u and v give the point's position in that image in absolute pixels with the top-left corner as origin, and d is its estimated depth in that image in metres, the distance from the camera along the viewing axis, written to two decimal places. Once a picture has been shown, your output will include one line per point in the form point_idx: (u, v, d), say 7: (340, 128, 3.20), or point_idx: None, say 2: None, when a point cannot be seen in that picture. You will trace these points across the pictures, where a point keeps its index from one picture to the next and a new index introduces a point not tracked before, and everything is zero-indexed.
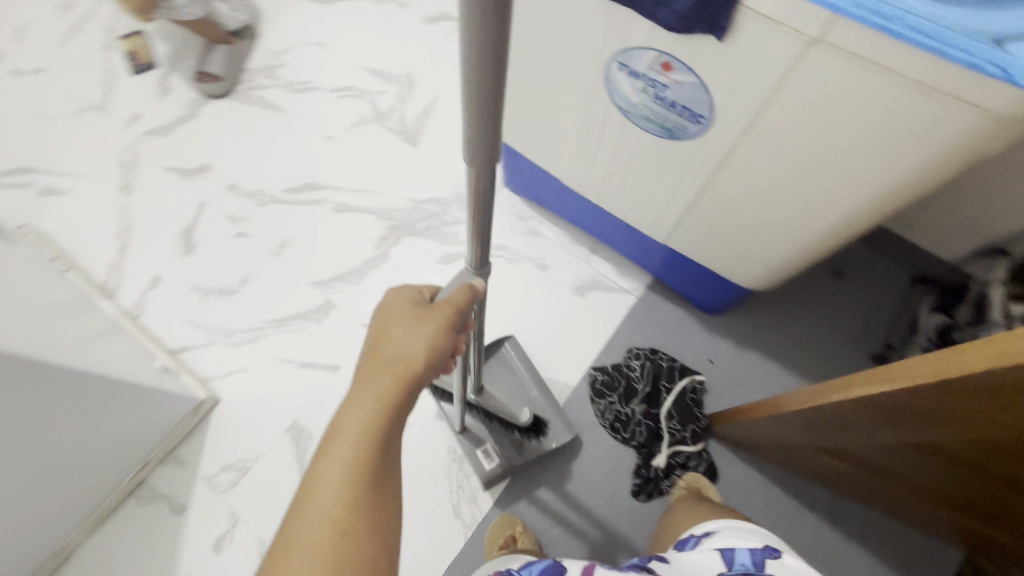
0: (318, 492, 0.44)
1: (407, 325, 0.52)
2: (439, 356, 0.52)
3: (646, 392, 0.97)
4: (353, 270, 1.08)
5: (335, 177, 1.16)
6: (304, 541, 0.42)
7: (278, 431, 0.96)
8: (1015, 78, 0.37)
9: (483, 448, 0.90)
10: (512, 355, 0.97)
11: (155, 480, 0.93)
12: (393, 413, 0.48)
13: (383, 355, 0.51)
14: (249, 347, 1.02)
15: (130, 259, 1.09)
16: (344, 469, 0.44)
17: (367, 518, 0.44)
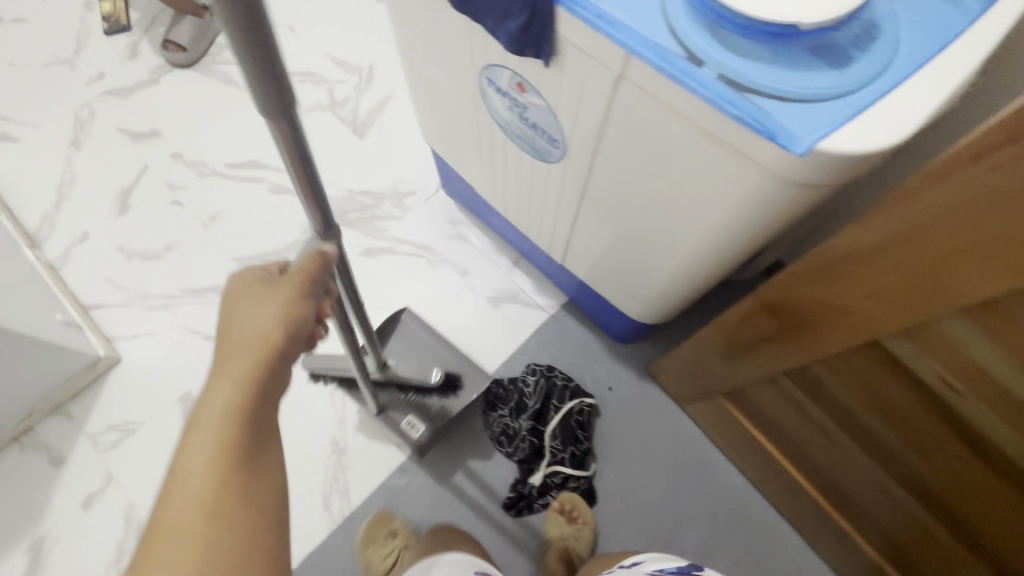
0: (178, 486, 0.40)
1: (256, 300, 0.46)
2: (301, 325, 0.46)
3: (536, 409, 0.94)
4: (277, 251, 1.09)
5: (279, 158, 1.18)
6: (168, 539, 0.38)
7: (170, 399, 0.97)
8: (776, 137, 0.38)
9: (407, 422, 0.88)
10: (411, 325, 0.96)
11: (42, 430, 0.95)
12: (257, 393, 0.43)
13: (232, 339, 0.44)
14: (160, 313, 1.04)
15: (65, 212, 1.12)
16: (209, 465, 0.41)
17: (241, 494, 0.41)
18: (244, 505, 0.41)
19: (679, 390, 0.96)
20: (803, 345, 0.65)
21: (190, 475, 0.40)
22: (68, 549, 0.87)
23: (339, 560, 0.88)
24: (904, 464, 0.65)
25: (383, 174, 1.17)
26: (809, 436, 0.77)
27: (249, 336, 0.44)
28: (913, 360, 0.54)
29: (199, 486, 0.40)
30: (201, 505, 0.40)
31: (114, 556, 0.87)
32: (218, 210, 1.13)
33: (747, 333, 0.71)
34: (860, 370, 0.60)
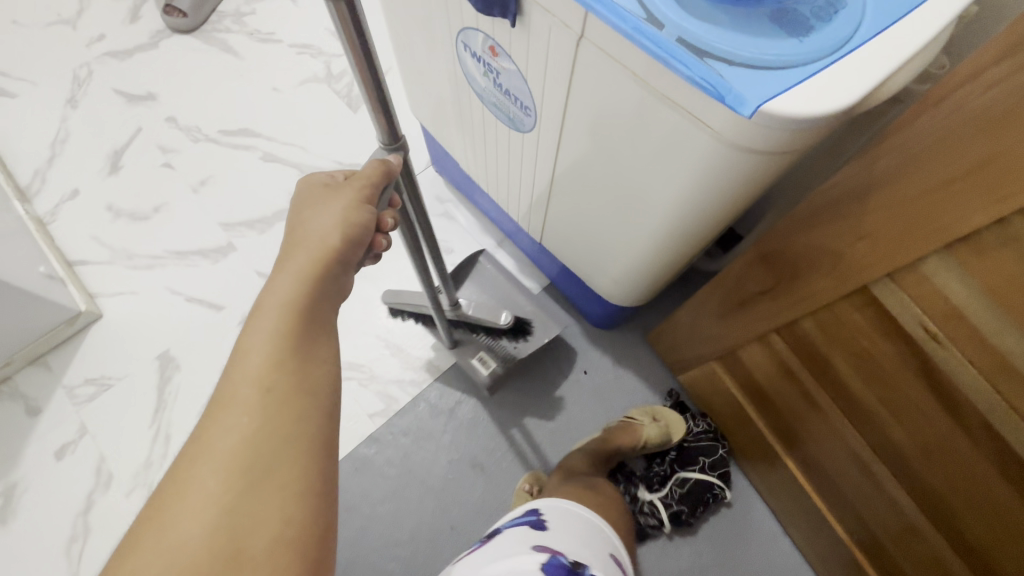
0: (243, 355, 0.39)
1: (325, 204, 0.46)
2: (359, 234, 0.46)
3: (688, 454, 0.92)
4: (263, 219, 1.10)
5: (273, 127, 1.19)
6: (229, 402, 0.37)
7: (148, 357, 0.98)
8: (724, 96, 0.38)
9: (479, 356, 0.91)
10: (489, 266, 0.97)
11: (20, 379, 0.96)
12: (314, 291, 0.42)
13: (296, 237, 0.44)
14: (143, 273, 1.05)
15: (57, 169, 1.13)
16: (269, 354, 0.38)
17: (297, 370, 0.39)
18: (302, 397, 0.38)
19: (682, 361, 0.94)
20: (793, 299, 0.64)
21: (247, 362, 0.38)
22: (38, 497, 0.88)
23: None
24: (884, 436, 0.62)
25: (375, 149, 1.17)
26: (797, 409, 0.73)
27: (312, 237, 0.44)
28: (896, 308, 0.52)
29: (257, 373, 0.38)
30: (261, 372, 0.38)
31: (81, 506, 0.88)
32: (208, 175, 1.14)
33: (744, 289, 0.71)
34: (847, 324, 0.59)
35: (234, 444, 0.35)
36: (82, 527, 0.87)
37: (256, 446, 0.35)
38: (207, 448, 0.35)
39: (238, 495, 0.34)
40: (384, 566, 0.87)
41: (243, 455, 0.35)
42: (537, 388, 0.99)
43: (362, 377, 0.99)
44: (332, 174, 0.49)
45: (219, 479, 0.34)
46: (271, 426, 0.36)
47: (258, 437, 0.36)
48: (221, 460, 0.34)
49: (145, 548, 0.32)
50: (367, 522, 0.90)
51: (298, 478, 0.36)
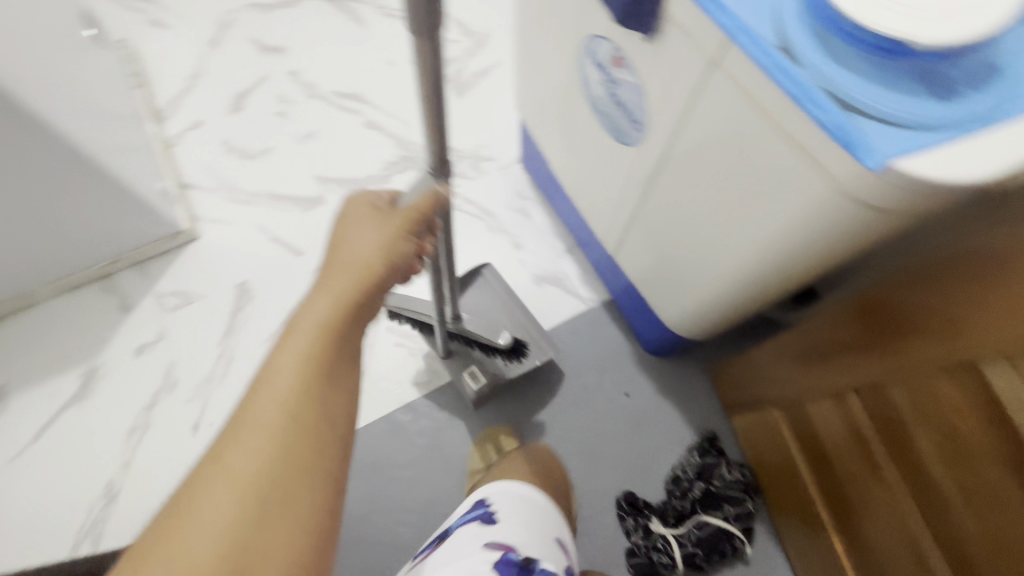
0: (270, 377, 0.42)
1: (367, 230, 0.51)
2: (399, 259, 0.51)
3: (716, 497, 0.89)
4: (354, 180, 1.16)
5: (381, 98, 1.25)
6: (252, 423, 0.40)
7: (229, 282, 1.06)
8: (853, 147, 0.38)
9: (470, 370, 0.93)
10: (488, 277, 0.97)
11: (119, 277, 1.07)
12: (348, 312, 0.47)
13: (341, 262, 0.49)
14: (241, 207, 1.14)
15: (189, 99, 1.24)
16: (295, 372, 0.42)
17: (320, 398, 0.42)
18: (319, 422, 0.42)
19: (741, 395, 0.93)
20: (879, 362, 0.62)
21: (275, 379, 0.42)
22: (113, 384, 0.98)
23: None
24: (953, 524, 0.58)
25: (469, 135, 1.21)
26: (862, 479, 0.70)
27: (350, 262, 0.49)
28: (1005, 391, 0.49)
29: (283, 394, 0.41)
30: (285, 400, 0.41)
31: (147, 402, 0.97)
32: (314, 131, 1.22)
33: (830, 342, 0.68)
34: (941, 397, 0.56)
35: (253, 467, 0.38)
36: (143, 420, 0.96)
37: (273, 468, 0.39)
38: (228, 463, 0.39)
39: (253, 509, 0.37)
40: (394, 529, 0.91)
41: (261, 472, 0.38)
42: (575, 396, 1.01)
43: (413, 346, 1.03)
44: (380, 198, 0.55)
45: (236, 492, 0.38)
46: (289, 452, 0.40)
47: (276, 462, 0.39)
48: (240, 483, 0.38)
49: (164, 550, 0.35)
50: (388, 484, 0.93)
51: (309, 495, 0.40)
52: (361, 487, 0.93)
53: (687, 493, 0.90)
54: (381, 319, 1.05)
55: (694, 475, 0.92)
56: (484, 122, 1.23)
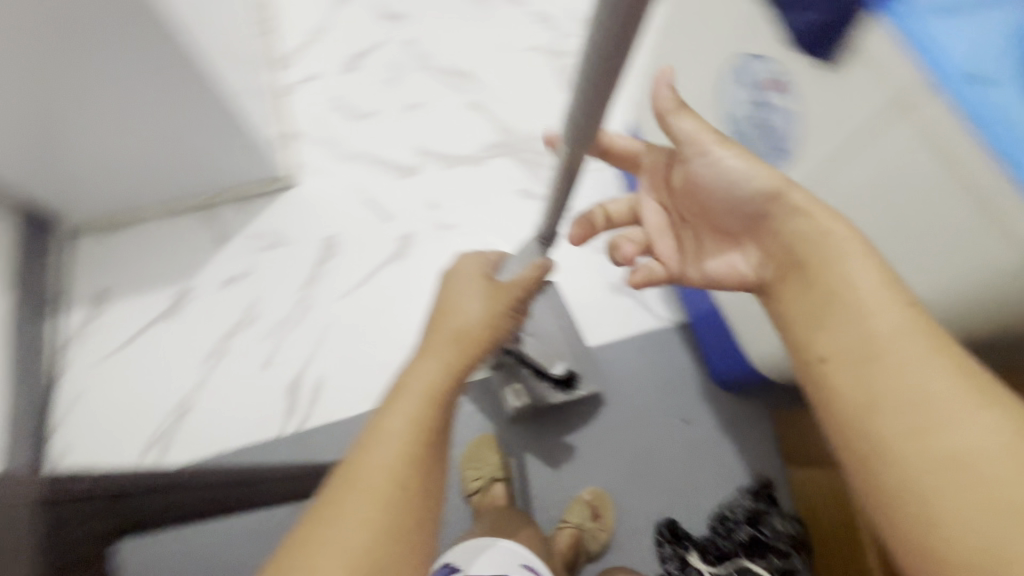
0: (381, 441, 0.45)
1: (472, 297, 0.60)
2: (497, 328, 0.59)
3: (761, 546, 0.85)
4: (450, 156, 1.18)
5: (490, 81, 1.26)
6: (363, 488, 0.42)
7: (318, 234, 1.10)
8: None
9: (515, 386, 0.93)
10: (552, 298, 1.00)
11: (219, 210, 1.12)
12: (453, 380, 0.51)
13: (452, 326, 0.57)
14: (340, 164, 1.17)
15: (309, 52, 1.29)
16: (404, 423, 0.46)
17: (424, 468, 0.45)
18: (420, 478, 0.44)
19: (805, 453, 0.90)
20: None
21: (386, 429, 0.46)
22: (200, 308, 1.04)
23: None
24: None
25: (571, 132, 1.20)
26: None
27: (458, 322, 0.57)
28: None
29: (392, 460, 0.44)
30: (395, 468, 0.44)
31: (227, 331, 1.02)
32: (421, 102, 1.23)
33: None
34: None
35: (361, 537, 0.41)
36: (221, 347, 1.01)
37: (379, 538, 0.41)
38: (340, 507, 0.42)
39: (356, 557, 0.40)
40: None
41: (368, 519, 0.41)
42: (631, 411, 0.99)
43: None
44: (486, 267, 0.65)
45: (347, 534, 0.40)
46: (394, 524, 0.42)
47: (382, 533, 0.41)
48: (350, 552, 0.40)
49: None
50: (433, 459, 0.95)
51: (401, 547, 0.42)
52: None
53: (731, 534, 0.88)
54: None
55: (742, 518, 0.89)
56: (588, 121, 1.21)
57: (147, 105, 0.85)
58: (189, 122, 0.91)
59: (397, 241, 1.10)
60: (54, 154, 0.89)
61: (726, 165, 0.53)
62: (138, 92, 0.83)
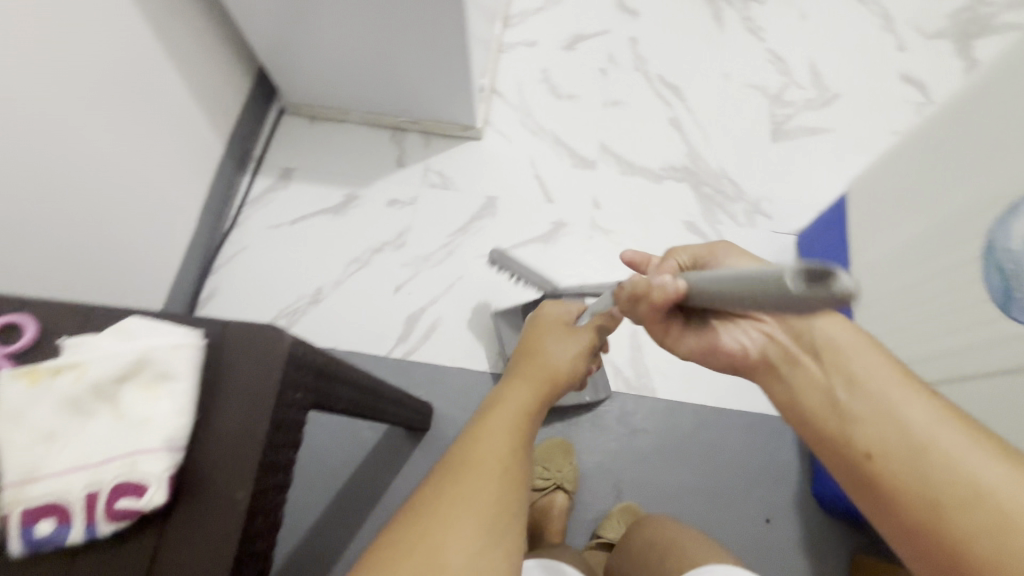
0: (483, 438, 0.45)
1: (560, 335, 0.58)
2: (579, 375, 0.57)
3: None
4: (631, 164, 1.16)
5: (698, 105, 1.21)
6: (468, 476, 0.42)
7: (483, 191, 1.14)
8: None
9: None
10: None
11: (406, 136, 1.19)
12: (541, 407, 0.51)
13: (537, 359, 0.55)
14: (526, 133, 1.19)
15: (536, 18, 1.30)
16: (506, 426, 0.46)
17: (522, 470, 0.44)
18: (524, 472, 0.44)
19: None
20: None
21: (491, 429, 0.46)
22: (360, 217, 1.12)
23: (474, 395, 0.99)
24: None
25: (759, 184, 1.14)
26: None
27: (547, 353, 0.56)
28: None
29: (499, 454, 0.44)
30: (500, 461, 0.43)
31: (375, 246, 1.09)
32: (621, 102, 1.22)
33: None
34: None
35: (469, 522, 0.39)
36: (365, 258, 1.08)
37: (488, 525, 0.40)
38: (457, 489, 0.41)
39: (483, 533, 0.39)
40: None
41: (489, 501, 0.41)
42: (715, 484, 0.94)
43: None
44: (568, 312, 0.63)
45: (470, 515, 0.40)
46: (499, 515, 0.41)
47: (488, 521, 0.40)
48: (459, 533, 0.39)
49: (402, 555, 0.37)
50: None
51: (516, 533, 0.41)
52: None
53: None
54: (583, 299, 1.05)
55: None
56: (781, 180, 1.14)
57: (391, 29, 0.92)
58: (414, 55, 0.98)
59: (549, 224, 1.11)
60: (307, 41, 0.98)
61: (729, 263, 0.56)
62: (383, 18, 0.90)
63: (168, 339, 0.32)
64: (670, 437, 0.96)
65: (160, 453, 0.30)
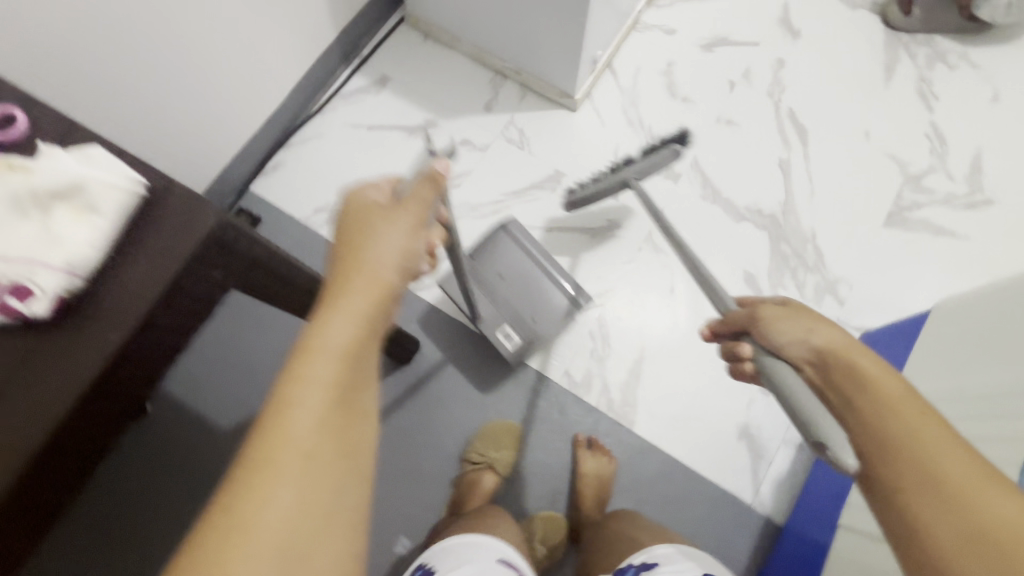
0: (281, 407, 0.34)
1: (386, 231, 0.44)
2: (411, 266, 0.44)
3: None
4: (717, 192, 1.06)
5: (819, 157, 1.08)
6: (271, 455, 0.33)
7: (555, 164, 1.10)
8: None
9: (505, 332, 0.92)
10: (513, 233, 0.98)
11: (505, 83, 1.16)
12: (373, 331, 0.39)
13: (356, 272, 0.41)
14: (623, 121, 1.12)
15: (686, 6, 1.19)
16: (315, 422, 0.34)
17: (347, 420, 0.36)
18: (354, 424, 0.36)
19: None
20: None
21: (288, 438, 0.33)
22: (430, 146, 1.12)
23: (460, 352, 0.98)
24: None
25: (847, 265, 1.01)
26: None
27: (373, 261, 0.42)
28: None
29: (310, 425, 0.34)
30: (313, 436, 0.34)
31: (433, 179, 1.10)
32: (736, 124, 1.10)
33: None
34: None
35: (287, 512, 0.32)
36: None
37: (308, 511, 0.32)
38: (234, 530, 0.31)
39: (303, 513, 0.32)
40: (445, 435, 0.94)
41: (295, 527, 0.32)
42: None
43: (600, 353, 0.98)
44: (381, 186, 0.49)
45: (267, 552, 0.31)
46: (318, 488, 0.33)
47: (310, 500, 0.33)
48: (279, 529, 0.31)
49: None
50: (474, 407, 0.95)
51: (356, 503, 0.35)
52: (463, 385, 0.97)
53: None
54: (605, 306, 1.00)
55: None
56: (875, 271, 1.00)
57: None
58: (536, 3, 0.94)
59: (605, 221, 1.05)
60: None
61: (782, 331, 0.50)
62: None
63: (111, 177, 0.34)
64: (628, 474, 0.92)
65: (61, 274, 0.32)
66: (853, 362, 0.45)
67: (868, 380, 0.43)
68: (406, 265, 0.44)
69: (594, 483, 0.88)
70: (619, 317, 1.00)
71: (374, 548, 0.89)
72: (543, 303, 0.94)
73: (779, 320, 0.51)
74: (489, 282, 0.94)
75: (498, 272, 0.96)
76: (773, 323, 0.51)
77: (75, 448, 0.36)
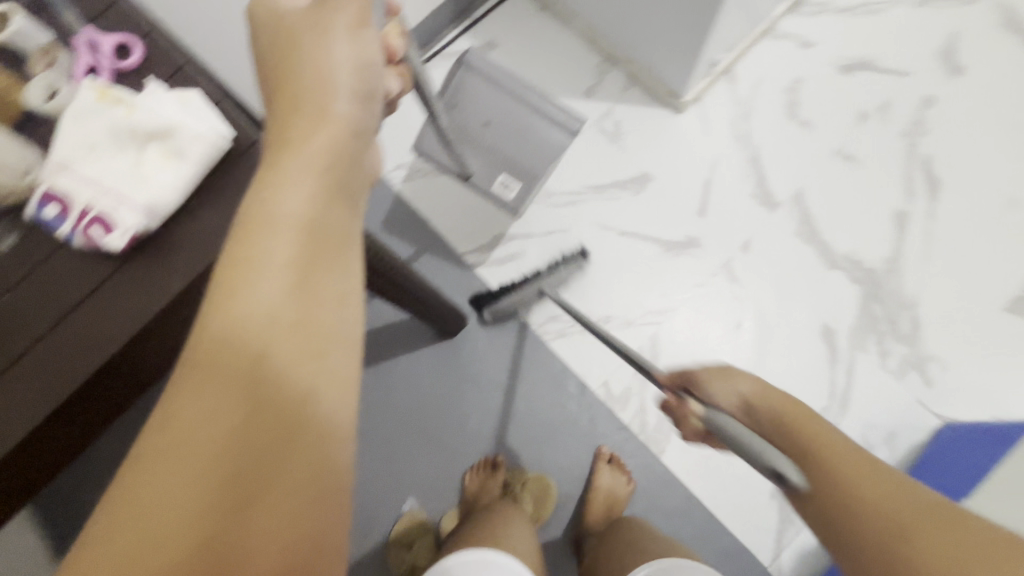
0: (220, 296, 0.32)
1: (321, 46, 0.38)
2: (366, 91, 0.39)
3: None
4: (815, 231, 0.97)
5: (947, 215, 0.95)
6: (207, 346, 0.30)
7: (644, 163, 1.04)
8: None
9: (501, 179, 0.91)
10: (481, 69, 0.89)
11: (610, 69, 1.10)
12: (327, 181, 0.35)
13: (303, 117, 0.37)
14: (728, 133, 1.04)
15: (833, 18, 1.06)
16: (258, 304, 0.31)
17: (289, 287, 0.32)
18: (298, 290, 0.32)
19: None
20: None
21: (228, 325, 0.31)
22: None
23: (504, 335, 0.97)
24: None
25: (947, 342, 0.90)
26: None
27: (317, 83, 0.38)
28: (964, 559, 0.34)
29: (249, 306, 0.31)
30: (252, 317, 0.31)
31: None
32: (856, 160, 0.99)
33: None
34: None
35: (230, 399, 0.29)
36: None
37: (257, 400, 0.30)
38: (178, 419, 0.29)
39: (248, 399, 0.30)
40: (471, 413, 0.95)
41: (249, 415, 0.29)
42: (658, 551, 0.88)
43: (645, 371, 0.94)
44: None
45: (215, 438, 0.28)
46: (266, 370, 0.30)
47: (253, 384, 0.30)
48: (227, 420, 0.29)
49: (118, 530, 0.27)
50: (505, 394, 0.95)
51: (315, 382, 0.31)
52: (499, 369, 0.96)
53: None
54: (660, 325, 0.96)
55: None
56: (980, 357, 0.89)
57: None
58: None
59: (683, 235, 0.99)
60: None
61: (716, 393, 0.54)
62: None
63: (199, 126, 0.38)
64: (644, 500, 0.89)
65: (136, 211, 0.36)
66: (767, 404, 0.50)
67: (777, 406, 0.50)
68: (357, 98, 0.39)
69: (605, 499, 0.87)
70: (673, 340, 0.95)
71: (383, 500, 0.92)
72: (537, 141, 0.92)
73: (710, 374, 0.56)
74: (475, 134, 0.90)
75: (483, 119, 0.90)
76: (708, 380, 0.56)
77: (127, 373, 0.41)
